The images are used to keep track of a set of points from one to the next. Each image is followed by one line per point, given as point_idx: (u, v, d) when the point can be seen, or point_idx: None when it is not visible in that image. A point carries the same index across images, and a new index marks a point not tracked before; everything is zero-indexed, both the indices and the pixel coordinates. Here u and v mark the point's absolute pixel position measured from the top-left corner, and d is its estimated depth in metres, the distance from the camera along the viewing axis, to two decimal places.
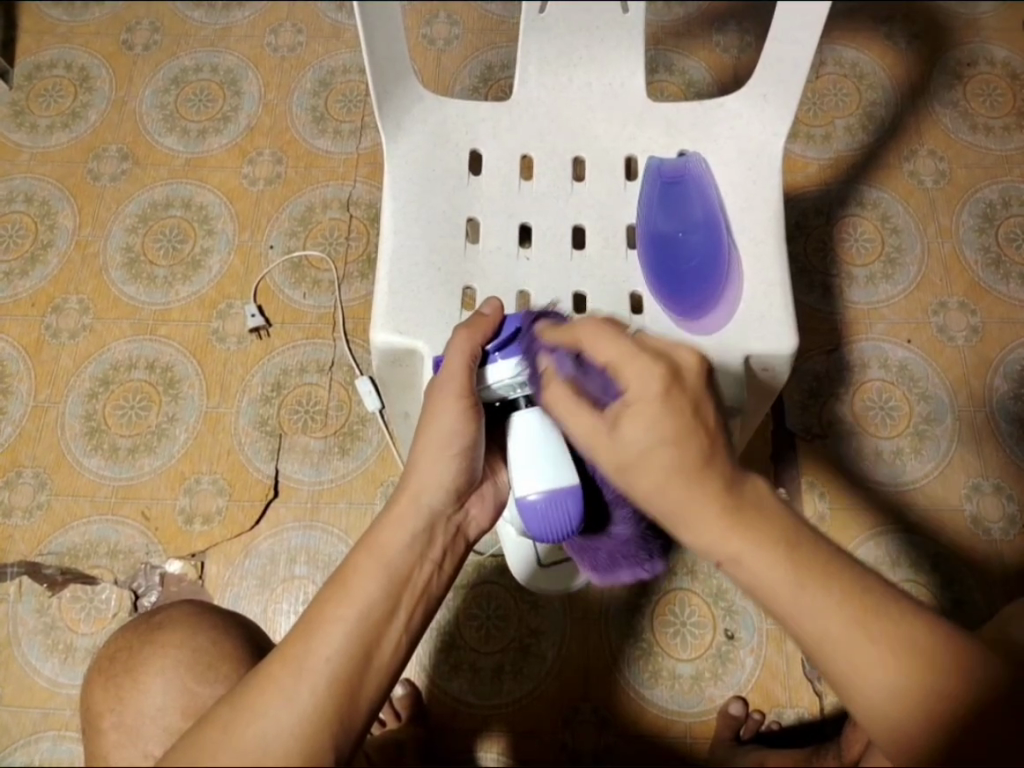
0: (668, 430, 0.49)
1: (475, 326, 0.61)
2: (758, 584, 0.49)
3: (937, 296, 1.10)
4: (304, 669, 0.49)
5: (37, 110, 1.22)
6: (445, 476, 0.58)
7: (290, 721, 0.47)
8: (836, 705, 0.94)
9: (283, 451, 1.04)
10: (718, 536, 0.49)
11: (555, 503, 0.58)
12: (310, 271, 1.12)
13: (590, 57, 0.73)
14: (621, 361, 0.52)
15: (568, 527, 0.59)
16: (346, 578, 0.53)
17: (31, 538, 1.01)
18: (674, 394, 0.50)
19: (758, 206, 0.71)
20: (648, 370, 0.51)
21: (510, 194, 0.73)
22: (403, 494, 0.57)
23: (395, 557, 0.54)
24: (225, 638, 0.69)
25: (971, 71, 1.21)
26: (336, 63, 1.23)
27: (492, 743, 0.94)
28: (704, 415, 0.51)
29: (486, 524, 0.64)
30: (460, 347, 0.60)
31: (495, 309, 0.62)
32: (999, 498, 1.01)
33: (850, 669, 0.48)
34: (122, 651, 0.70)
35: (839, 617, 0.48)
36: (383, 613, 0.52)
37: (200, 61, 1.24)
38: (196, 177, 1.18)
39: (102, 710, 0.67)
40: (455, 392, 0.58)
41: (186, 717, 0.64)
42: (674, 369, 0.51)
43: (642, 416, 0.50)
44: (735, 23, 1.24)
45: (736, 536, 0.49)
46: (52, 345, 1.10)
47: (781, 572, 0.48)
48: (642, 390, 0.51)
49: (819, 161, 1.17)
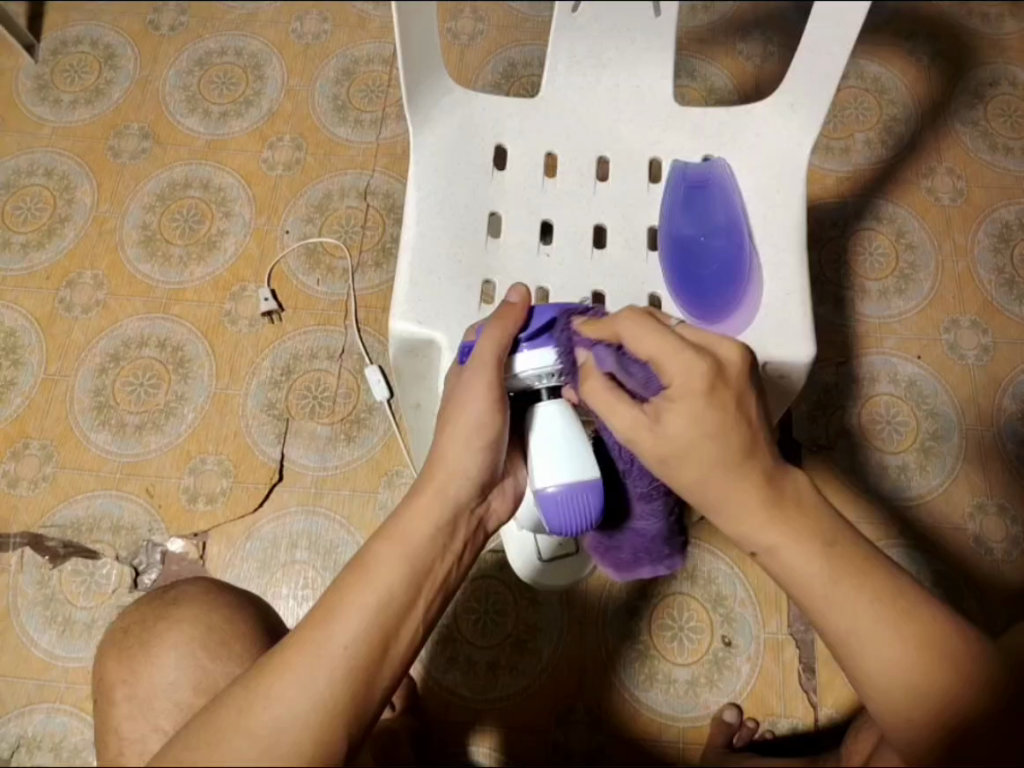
0: (713, 423, 0.51)
1: (507, 314, 0.60)
2: (795, 576, 0.51)
3: (950, 314, 1.10)
4: (322, 655, 0.49)
5: (60, 85, 1.22)
6: (471, 469, 0.58)
7: (306, 706, 0.47)
8: (830, 717, 0.94)
9: (290, 435, 1.04)
10: (757, 527, 0.51)
11: (576, 496, 0.58)
12: (325, 258, 1.12)
13: (618, 59, 0.74)
14: (663, 355, 0.52)
15: (585, 520, 0.59)
16: (367, 564, 0.53)
17: (35, 508, 1.01)
18: (718, 390, 0.51)
19: (780, 213, 0.71)
20: (693, 361, 0.51)
21: (533, 191, 0.73)
22: (428, 485, 0.57)
23: (418, 547, 0.54)
24: (238, 615, 0.69)
25: (993, 91, 1.21)
26: (361, 53, 1.24)
27: (484, 739, 0.95)
28: (747, 408, 0.52)
29: (504, 516, 0.64)
30: (493, 339, 0.59)
31: (522, 298, 0.62)
32: (1003, 519, 1.01)
33: (871, 663, 0.49)
34: (135, 624, 0.70)
35: (865, 614, 0.49)
36: (402, 603, 0.52)
37: (225, 45, 1.25)
38: (215, 159, 1.18)
39: (114, 682, 0.67)
40: (486, 383, 0.58)
41: (198, 693, 0.64)
42: (718, 364, 0.51)
43: (686, 410, 0.51)
44: (760, 31, 1.24)
45: (773, 529, 0.51)
46: (66, 319, 1.10)
47: (818, 566, 0.50)
48: (686, 384, 0.51)
49: (837, 173, 1.17)
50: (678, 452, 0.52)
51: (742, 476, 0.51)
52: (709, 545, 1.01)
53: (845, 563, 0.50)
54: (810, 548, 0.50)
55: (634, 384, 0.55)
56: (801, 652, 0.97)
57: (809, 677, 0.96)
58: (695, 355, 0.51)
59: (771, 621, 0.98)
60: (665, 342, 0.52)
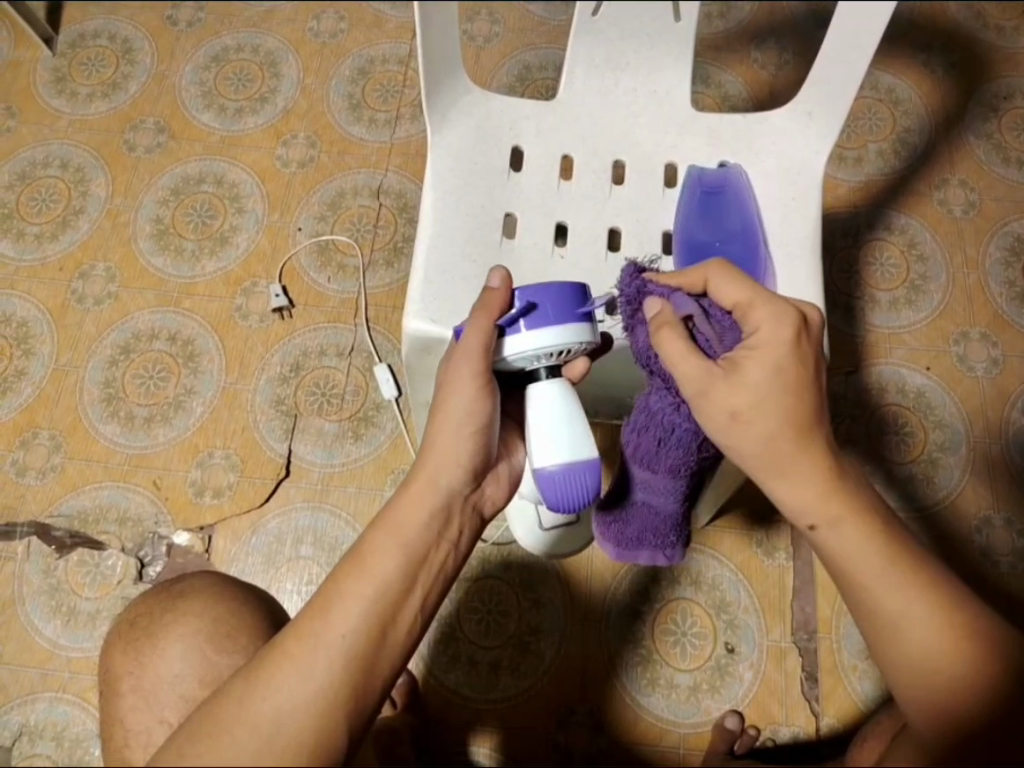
0: (795, 379, 0.52)
1: (488, 303, 0.58)
2: (842, 558, 0.53)
3: (959, 325, 1.10)
4: (321, 644, 0.49)
5: (78, 78, 1.23)
6: (463, 455, 0.58)
7: (306, 695, 0.47)
8: (832, 727, 0.94)
9: (298, 431, 1.05)
10: (816, 499, 0.53)
11: (574, 474, 0.59)
12: (336, 256, 1.13)
13: (636, 64, 0.74)
14: (751, 307, 0.54)
15: (584, 496, 0.60)
16: (362, 556, 0.53)
17: (43, 498, 1.02)
18: (801, 346, 0.53)
19: (795, 220, 0.72)
20: (779, 319, 0.53)
21: (548, 192, 0.73)
22: (421, 474, 0.57)
23: (413, 534, 0.54)
24: (246, 609, 0.69)
25: (1007, 105, 1.21)
26: (376, 53, 1.24)
27: (484, 739, 0.94)
28: (820, 372, 0.54)
29: (501, 501, 0.64)
30: (478, 329, 0.58)
31: (502, 282, 0.60)
32: (1010, 533, 1.00)
33: (911, 647, 0.51)
34: (143, 615, 0.70)
35: (907, 597, 0.52)
36: (399, 591, 0.52)
37: (242, 42, 1.25)
38: (230, 155, 1.19)
39: (122, 672, 0.67)
40: (471, 371, 0.57)
41: (205, 685, 0.64)
42: (800, 323, 0.53)
43: (767, 361, 0.52)
44: (775, 40, 1.24)
45: (836, 500, 0.53)
46: (77, 310, 1.11)
47: (866, 545, 0.52)
48: (772, 337, 0.52)
49: (849, 183, 1.17)
50: (753, 405, 0.52)
51: (807, 444, 0.52)
52: (713, 551, 1.01)
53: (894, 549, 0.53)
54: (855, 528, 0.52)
55: (710, 333, 0.57)
56: (804, 661, 0.97)
57: (811, 686, 0.96)
58: (782, 312, 0.53)
59: (773, 629, 0.98)
60: (755, 294, 0.54)
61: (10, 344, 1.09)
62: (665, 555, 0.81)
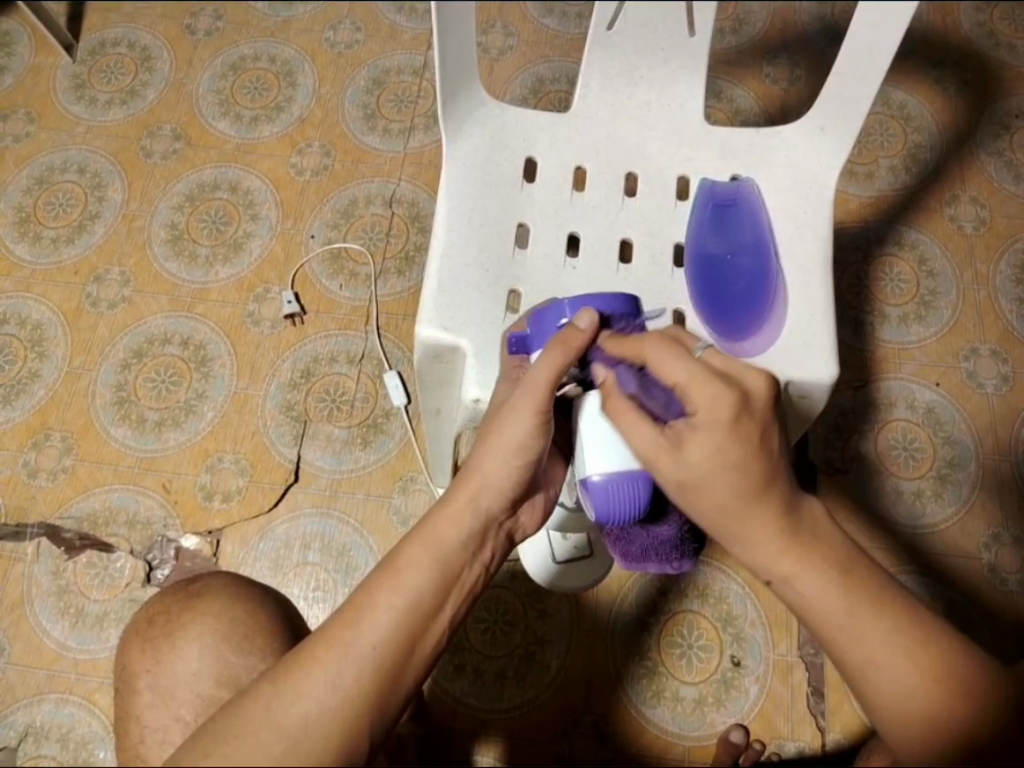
0: (735, 457, 0.48)
1: (569, 340, 0.56)
2: (814, 606, 0.50)
3: (969, 342, 1.10)
4: (351, 654, 0.49)
5: (96, 84, 1.25)
6: (508, 482, 0.56)
7: (331, 705, 0.48)
8: (838, 743, 0.94)
9: (307, 437, 1.05)
10: (773, 558, 0.50)
11: (625, 485, 0.57)
12: (348, 263, 1.13)
13: (650, 78, 0.75)
14: (689, 385, 0.50)
15: (634, 507, 0.58)
16: (396, 567, 0.53)
17: (53, 499, 1.02)
18: (743, 422, 0.49)
19: (807, 234, 0.72)
20: (719, 394, 0.49)
21: (561, 203, 0.74)
22: (463, 491, 0.56)
23: (450, 552, 0.54)
24: (261, 610, 0.70)
25: (1019, 122, 1.21)
26: (391, 63, 1.25)
27: (489, 748, 0.94)
28: (770, 444, 0.49)
29: (532, 528, 0.63)
30: (550, 365, 0.55)
31: (592, 324, 0.57)
32: (1018, 550, 1.00)
33: (888, 693, 0.50)
34: (160, 614, 0.70)
35: (884, 643, 0.50)
36: (430, 607, 0.52)
37: (259, 51, 1.27)
38: (244, 162, 1.20)
39: (137, 670, 0.67)
40: (533, 407, 0.55)
41: (220, 685, 0.65)
42: (744, 395, 0.49)
43: (707, 440, 0.49)
44: (788, 55, 1.25)
45: (790, 559, 0.50)
46: (91, 314, 1.12)
47: (833, 589, 0.50)
48: (712, 416, 0.49)
49: (860, 197, 1.17)
50: (696, 482, 0.50)
51: (761, 505, 0.49)
52: (720, 563, 1.01)
53: (862, 593, 0.50)
54: (827, 575, 0.50)
55: (655, 406, 0.54)
56: (810, 675, 0.96)
57: (817, 701, 0.95)
58: (721, 389, 0.49)
59: (780, 642, 0.97)
60: (693, 374, 0.50)
61: (24, 346, 1.10)
62: (672, 565, 0.68)
